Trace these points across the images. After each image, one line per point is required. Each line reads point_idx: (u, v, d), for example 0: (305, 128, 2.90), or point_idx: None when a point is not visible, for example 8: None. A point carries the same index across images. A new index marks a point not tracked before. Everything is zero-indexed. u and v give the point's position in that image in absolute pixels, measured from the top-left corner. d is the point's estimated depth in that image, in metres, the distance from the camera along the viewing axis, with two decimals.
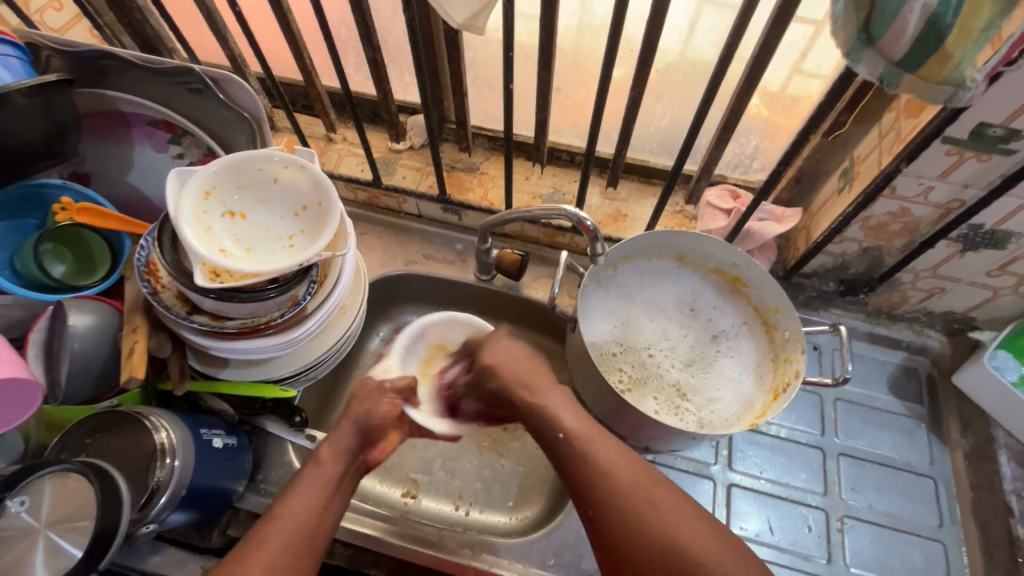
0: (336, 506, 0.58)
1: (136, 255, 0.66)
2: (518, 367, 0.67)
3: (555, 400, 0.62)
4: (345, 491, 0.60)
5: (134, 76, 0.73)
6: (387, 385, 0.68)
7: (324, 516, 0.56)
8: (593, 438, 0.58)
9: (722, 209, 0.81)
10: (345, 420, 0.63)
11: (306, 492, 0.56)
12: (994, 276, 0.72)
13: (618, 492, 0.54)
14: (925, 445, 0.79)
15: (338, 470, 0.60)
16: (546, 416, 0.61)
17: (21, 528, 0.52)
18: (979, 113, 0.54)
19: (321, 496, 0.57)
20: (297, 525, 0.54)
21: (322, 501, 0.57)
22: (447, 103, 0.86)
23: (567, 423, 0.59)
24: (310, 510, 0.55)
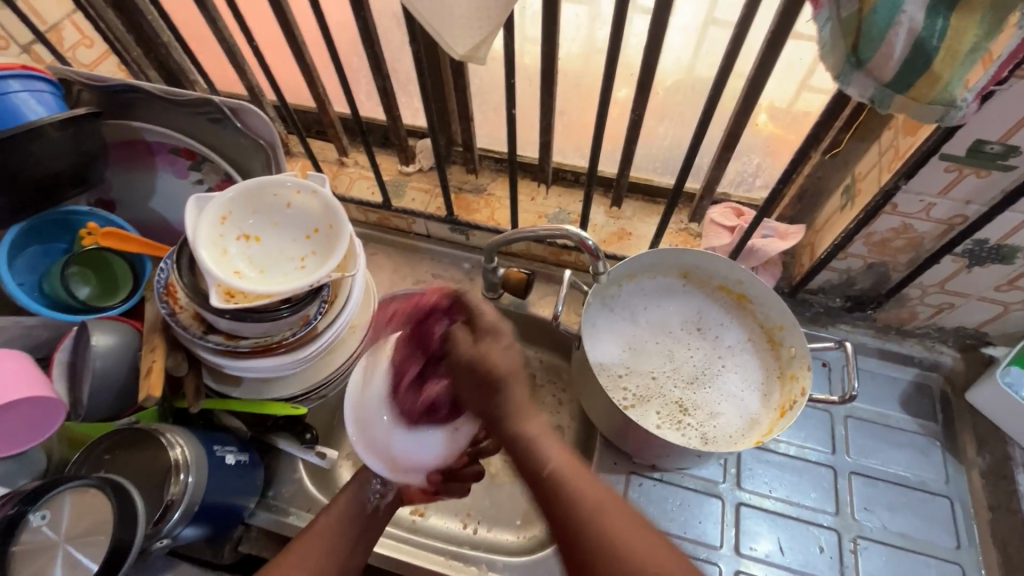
0: (366, 540, 0.63)
1: (157, 277, 0.69)
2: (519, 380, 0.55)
3: (534, 427, 0.53)
4: (376, 526, 0.64)
5: (157, 108, 0.77)
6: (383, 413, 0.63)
7: (353, 551, 0.61)
8: (577, 478, 0.50)
9: (726, 226, 0.82)
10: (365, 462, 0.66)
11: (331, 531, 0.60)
12: (1003, 291, 0.71)
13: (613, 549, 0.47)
14: (940, 464, 0.78)
15: (362, 510, 0.63)
16: (529, 445, 0.52)
17: (40, 541, 0.54)
18: (975, 131, 0.55)
19: (352, 531, 0.62)
20: (324, 549, 0.59)
21: (348, 541, 0.61)
22: (455, 128, 0.89)
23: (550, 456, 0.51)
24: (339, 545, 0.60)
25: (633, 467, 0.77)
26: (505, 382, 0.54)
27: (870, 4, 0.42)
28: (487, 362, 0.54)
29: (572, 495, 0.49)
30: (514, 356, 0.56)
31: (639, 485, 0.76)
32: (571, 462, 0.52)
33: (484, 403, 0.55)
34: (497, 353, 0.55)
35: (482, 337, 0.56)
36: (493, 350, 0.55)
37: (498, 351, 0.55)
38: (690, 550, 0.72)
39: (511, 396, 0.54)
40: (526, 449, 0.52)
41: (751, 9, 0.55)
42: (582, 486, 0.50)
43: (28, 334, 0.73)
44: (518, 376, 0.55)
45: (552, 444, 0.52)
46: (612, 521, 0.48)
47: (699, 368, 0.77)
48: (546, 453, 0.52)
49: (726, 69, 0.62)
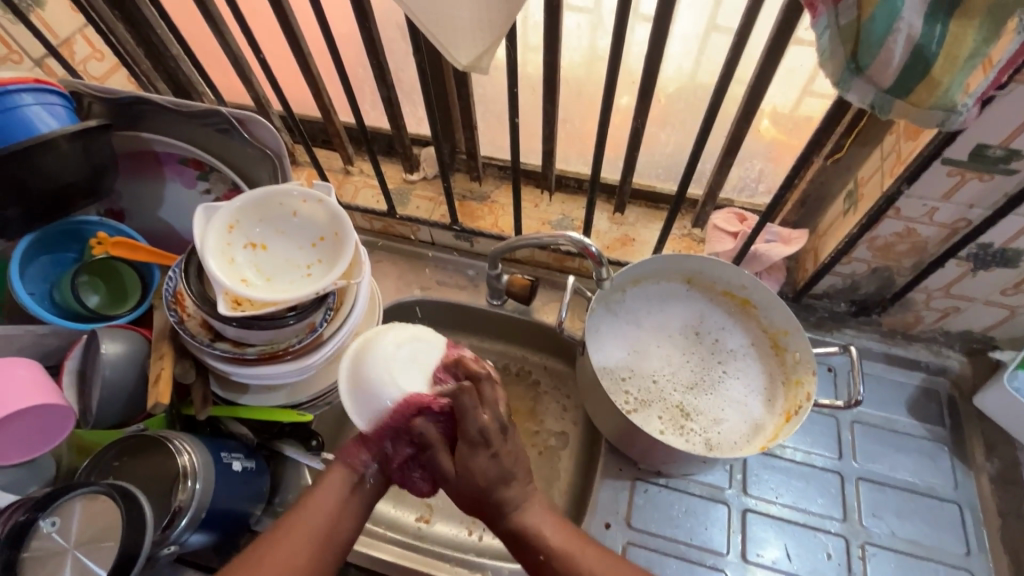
0: (360, 504, 0.60)
1: (165, 286, 0.69)
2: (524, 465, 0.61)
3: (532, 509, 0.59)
4: (367, 496, 0.60)
5: (166, 119, 0.78)
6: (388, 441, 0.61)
7: (342, 515, 0.58)
8: (571, 552, 0.57)
9: (729, 232, 0.82)
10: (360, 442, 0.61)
11: (323, 496, 0.58)
12: (1009, 295, 0.71)
13: None
14: (948, 469, 0.77)
15: (353, 478, 0.60)
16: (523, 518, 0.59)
17: (50, 547, 0.54)
18: (977, 135, 0.55)
19: (342, 493, 0.59)
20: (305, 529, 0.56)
21: (335, 509, 0.58)
22: (458, 136, 0.90)
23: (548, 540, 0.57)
24: (328, 510, 0.58)
25: (638, 473, 0.77)
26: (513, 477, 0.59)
27: (868, 12, 0.43)
28: (484, 463, 0.58)
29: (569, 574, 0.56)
30: (516, 452, 0.60)
31: (644, 491, 0.76)
32: (569, 538, 0.58)
33: (478, 504, 0.59)
34: (494, 459, 0.58)
35: (485, 440, 0.58)
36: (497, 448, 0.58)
37: (500, 447, 0.59)
38: (696, 557, 0.72)
39: (507, 493, 0.59)
40: (526, 540, 0.58)
41: (750, 17, 0.56)
42: (582, 553, 0.57)
43: (38, 343, 0.74)
44: (516, 470, 0.59)
45: (552, 526, 0.59)
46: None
47: (703, 374, 0.77)
48: (546, 536, 0.58)
49: (727, 77, 0.63)
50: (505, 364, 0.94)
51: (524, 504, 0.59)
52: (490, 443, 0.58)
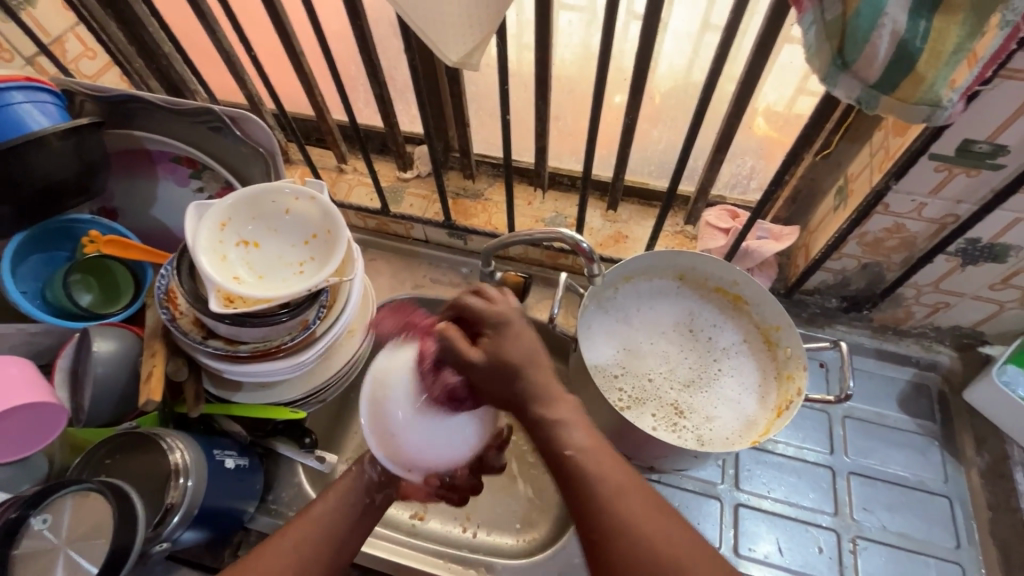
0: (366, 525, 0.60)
1: (157, 284, 0.69)
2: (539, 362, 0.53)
3: (563, 410, 0.50)
4: (375, 516, 0.61)
5: (158, 117, 0.78)
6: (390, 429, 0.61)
7: (353, 532, 0.58)
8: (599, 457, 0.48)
9: (721, 228, 0.82)
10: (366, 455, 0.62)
11: (330, 513, 0.58)
12: (997, 290, 0.71)
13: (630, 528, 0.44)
14: (939, 463, 0.78)
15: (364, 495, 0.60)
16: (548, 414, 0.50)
17: (41, 545, 0.54)
18: (962, 130, 0.55)
19: (358, 505, 0.59)
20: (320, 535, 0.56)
21: (344, 527, 0.58)
22: (451, 134, 0.90)
23: (575, 441, 0.48)
24: (336, 526, 0.57)
25: (631, 469, 0.78)
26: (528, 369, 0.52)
27: (852, 7, 0.43)
28: (507, 343, 0.53)
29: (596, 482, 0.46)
30: (534, 336, 0.54)
31: None
32: (597, 445, 0.49)
33: (503, 388, 0.52)
34: (504, 347, 0.53)
35: (503, 322, 0.54)
36: (512, 331, 0.54)
37: (518, 335, 0.54)
38: None
39: (531, 381, 0.51)
40: (552, 435, 0.49)
41: (739, 13, 0.56)
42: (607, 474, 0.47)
43: (31, 342, 0.74)
44: (537, 358, 0.53)
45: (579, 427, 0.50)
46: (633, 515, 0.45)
47: (695, 369, 0.78)
48: (571, 438, 0.49)
49: (716, 73, 0.63)
50: None
51: (548, 391, 0.51)
52: (504, 325, 0.54)
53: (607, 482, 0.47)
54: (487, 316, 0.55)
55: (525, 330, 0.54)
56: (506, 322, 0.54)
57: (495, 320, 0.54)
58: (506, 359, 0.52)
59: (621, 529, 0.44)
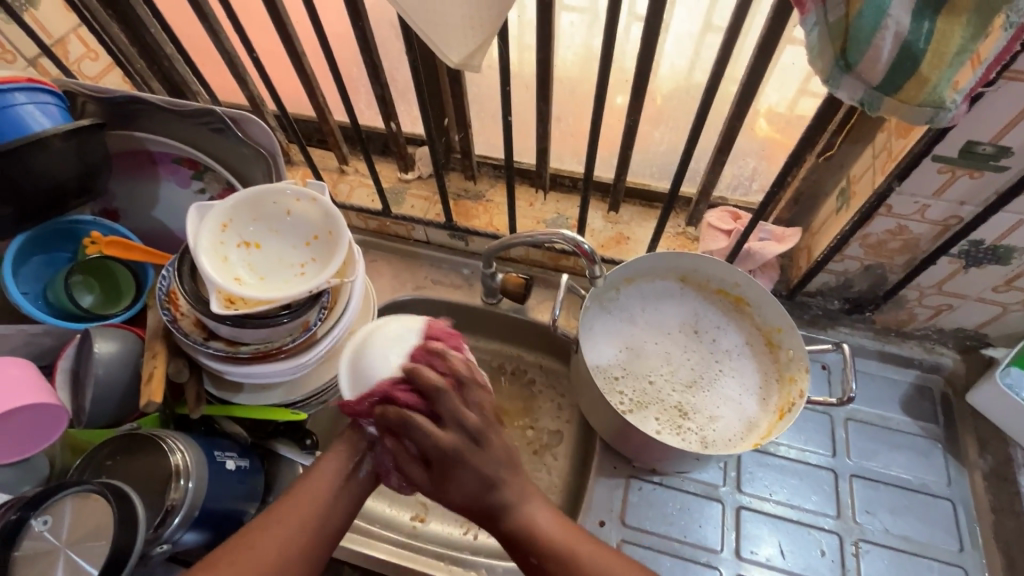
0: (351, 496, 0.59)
1: (158, 284, 0.69)
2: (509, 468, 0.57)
3: (532, 512, 0.57)
4: (360, 488, 0.60)
5: (159, 118, 0.78)
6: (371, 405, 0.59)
7: (332, 513, 0.57)
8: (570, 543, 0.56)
9: (722, 230, 0.82)
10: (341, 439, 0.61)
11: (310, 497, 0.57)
12: (1001, 292, 0.71)
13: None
14: (942, 466, 0.77)
15: (345, 466, 0.60)
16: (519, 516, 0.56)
17: (42, 546, 0.54)
18: (966, 132, 0.55)
19: (334, 486, 0.58)
20: (299, 524, 0.55)
21: (326, 505, 0.57)
22: (453, 135, 0.90)
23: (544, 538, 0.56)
24: (317, 509, 0.57)
25: (633, 471, 0.77)
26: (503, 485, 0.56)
27: (856, 9, 0.43)
28: (466, 470, 0.55)
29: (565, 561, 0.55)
30: (502, 452, 0.57)
31: (639, 489, 0.76)
32: (564, 530, 0.57)
33: (480, 500, 0.56)
34: (467, 473, 0.55)
35: (456, 452, 0.55)
36: (471, 456, 0.55)
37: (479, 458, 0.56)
38: (690, 554, 0.72)
39: (496, 496, 0.56)
40: (521, 540, 0.56)
41: (741, 15, 0.56)
42: (579, 550, 0.55)
43: (32, 342, 0.74)
44: (498, 475, 0.56)
45: (549, 520, 0.57)
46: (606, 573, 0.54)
47: (697, 371, 0.77)
48: (542, 534, 0.56)
49: (719, 75, 0.63)
50: (500, 363, 0.94)
51: (510, 493, 0.57)
52: (464, 458, 0.55)
53: (581, 553, 0.55)
54: (444, 443, 0.54)
55: (495, 445, 0.57)
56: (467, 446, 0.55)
57: (454, 450, 0.55)
58: (462, 493, 0.55)
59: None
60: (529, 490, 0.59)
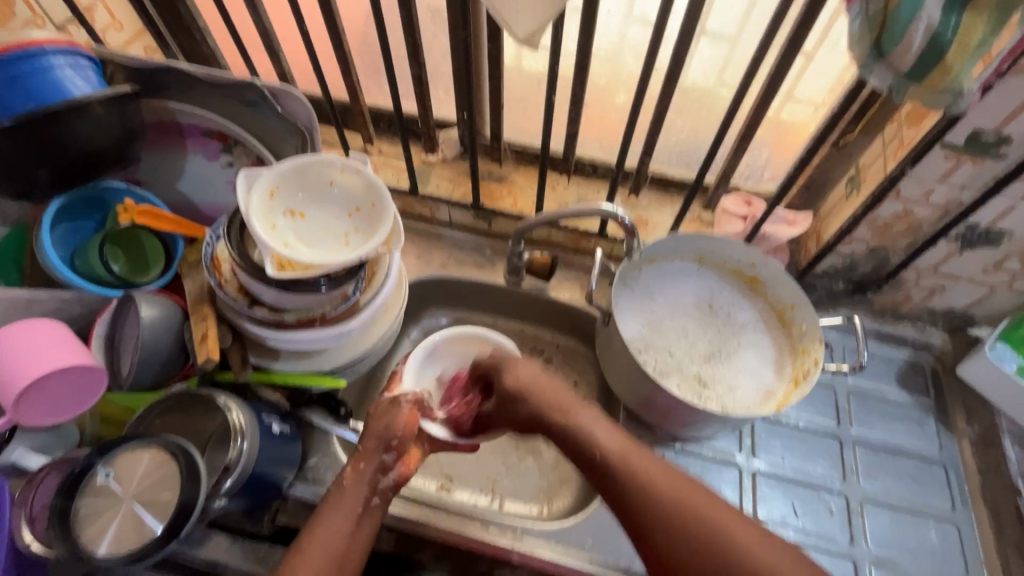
0: (367, 530, 0.63)
1: (202, 249, 0.71)
2: (539, 394, 0.68)
3: (584, 418, 0.65)
4: (375, 515, 0.64)
5: (193, 88, 0.78)
6: (401, 397, 0.70)
7: (353, 539, 0.61)
8: (631, 459, 0.61)
9: (738, 216, 0.88)
10: (369, 439, 0.66)
11: (336, 525, 0.60)
12: (990, 273, 0.78)
13: (661, 503, 0.58)
14: (933, 434, 0.84)
15: (356, 505, 0.62)
16: (584, 431, 0.64)
17: (107, 497, 0.55)
18: (975, 120, 0.61)
19: (348, 525, 0.61)
20: (325, 554, 0.58)
21: (346, 536, 0.61)
22: (484, 118, 0.93)
23: (604, 443, 0.63)
24: (335, 543, 0.59)
25: (655, 439, 0.82)
26: (562, 406, 0.66)
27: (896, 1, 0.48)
28: (517, 379, 0.69)
29: (637, 474, 0.60)
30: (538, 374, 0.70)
31: (661, 456, 0.80)
32: (625, 446, 0.62)
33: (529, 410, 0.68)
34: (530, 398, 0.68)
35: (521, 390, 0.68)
36: (538, 401, 0.67)
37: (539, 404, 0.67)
38: None
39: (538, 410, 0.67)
40: (581, 441, 0.64)
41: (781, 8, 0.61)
42: (638, 469, 0.60)
43: (60, 310, 0.73)
44: (561, 401, 0.67)
45: (606, 432, 0.64)
46: (680, 502, 0.58)
47: (717, 343, 0.82)
48: (602, 440, 0.63)
49: (752, 65, 0.68)
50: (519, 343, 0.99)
51: (570, 407, 0.66)
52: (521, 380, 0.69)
53: (650, 483, 0.59)
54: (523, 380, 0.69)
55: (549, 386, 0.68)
56: (535, 380, 0.69)
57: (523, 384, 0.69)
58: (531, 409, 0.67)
59: (655, 510, 0.58)
60: (579, 409, 0.66)
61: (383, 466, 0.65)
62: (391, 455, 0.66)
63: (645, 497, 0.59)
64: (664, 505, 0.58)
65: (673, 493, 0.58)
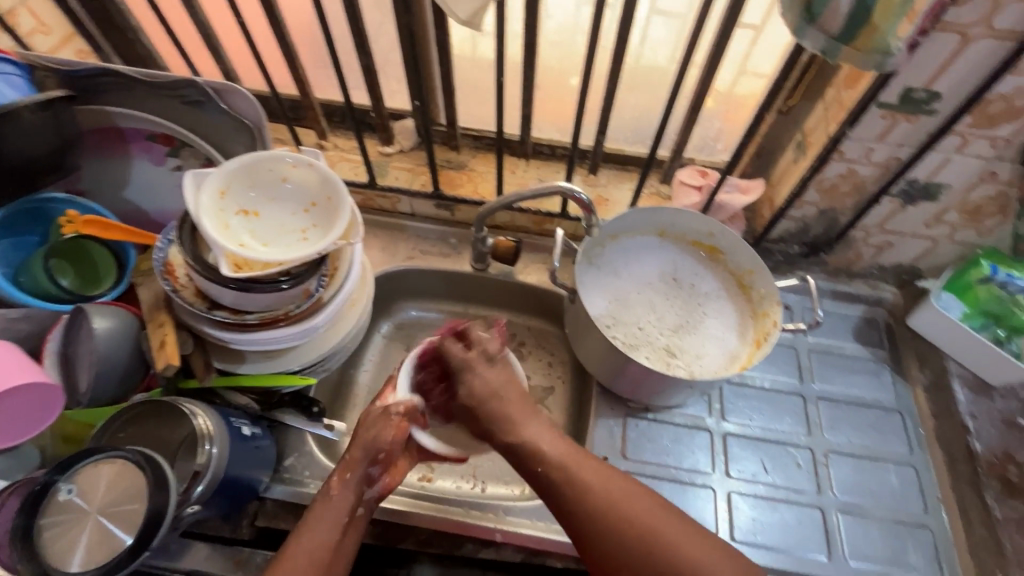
0: (352, 540, 0.63)
1: (154, 255, 0.69)
2: (490, 402, 0.69)
3: (531, 425, 0.67)
4: (358, 526, 0.64)
5: (131, 91, 0.75)
6: (393, 409, 0.68)
7: (337, 550, 0.61)
8: (569, 464, 0.64)
9: (693, 187, 0.89)
10: (355, 450, 0.66)
11: (321, 535, 0.61)
12: (932, 226, 0.82)
13: (593, 507, 0.61)
14: (889, 384, 0.88)
15: (342, 516, 0.63)
16: (527, 438, 0.66)
17: (72, 512, 0.54)
18: (906, 78, 0.64)
19: (332, 536, 0.61)
20: (308, 563, 0.59)
21: (332, 547, 0.61)
22: (437, 105, 0.92)
23: (546, 451, 0.65)
24: (319, 555, 0.60)
25: (628, 411, 0.84)
26: (510, 412, 0.68)
27: None
28: (469, 387, 0.70)
29: (575, 481, 0.63)
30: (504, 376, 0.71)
31: (635, 427, 0.82)
32: (567, 450, 0.65)
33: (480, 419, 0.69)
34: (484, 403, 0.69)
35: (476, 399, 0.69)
36: (487, 410, 0.69)
37: (489, 412, 0.69)
38: (687, 479, 0.79)
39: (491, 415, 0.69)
40: (525, 449, 0.66)
41: None
42: (576, 474, 0.63)
43: (7, 329, 0.70)
44: (513, 413, 0.68)
45: (549, 439, 0.66)
46: (607, 505, 0.61)
47: (682, 314, 0.84)
48: (544, 446, 0.66)
49: (694, 37, 0.69)
50: (490, 329, 1.00)
51: (516, 416, 0.68)
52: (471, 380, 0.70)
53: (581, 486, 0.63)
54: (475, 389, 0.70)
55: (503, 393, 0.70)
56: (487, 389, 0.70)
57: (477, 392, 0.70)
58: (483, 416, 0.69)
59: (584, 510, 0.61)
60: (527, 415, 0.68)
61: (369, 477, 0.66)
62: (377, 467, 0.66)
63: (577, 502, 0.62)
64: (594, 507, 0.61)
65: (607, 495, 0.62)
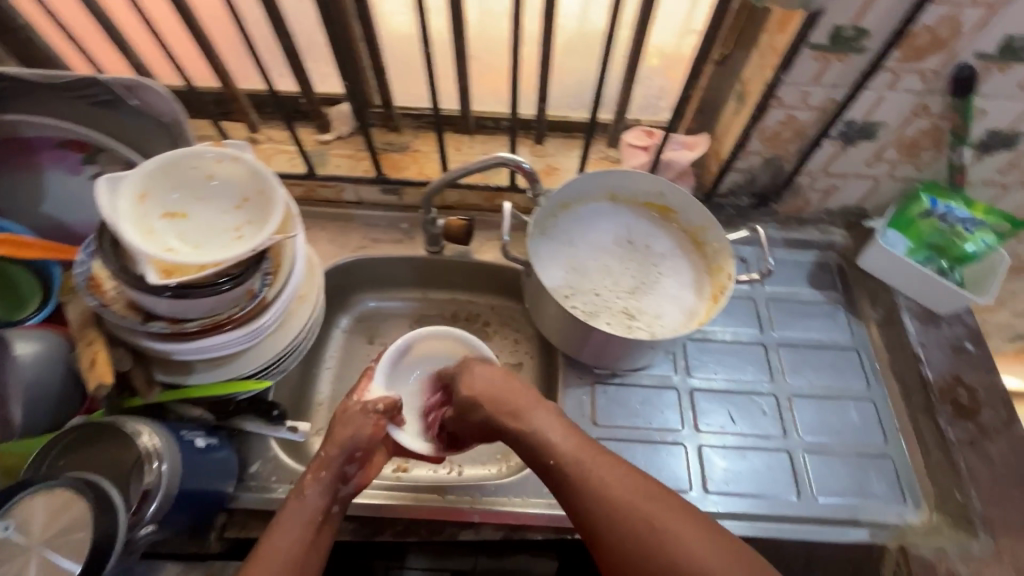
0: (326, 540, 0.61)
1: (76, 270, 0.64)
2: (490, 396, 0.68)
3: (538, 419, 0.66)
4: (334, 526, 0.63)
5: (29, 93, 0.69)
6: (371, 406, 0.67)
7: (310, 550, 0.59)
8: (581, 458, 0.62)
9: (640, 147, 0.88)
10: (331, 445, 0.64)
11: (292, 533, 0.59)
12: (872, 166, 0.83)
13: (605, 504, 0.59)
14: (845, 324, 0.90)
15: (314, 516, 0.61)
16: (535, 431, 0.65)
17: (11, 549, 0.50)
18: (833, 16, 0.64)
19: (304, 535, 0.59)
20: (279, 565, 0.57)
21: (304, 548, 0.59)
22: (371, 86, 0.88)
23: (557, 448, 0.63)
24: (291, 555, 0.58)
25: (596, 378, 0.84)
26: (518, 406, 0.67)
27: None
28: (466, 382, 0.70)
29: (588, 474, 0.61)
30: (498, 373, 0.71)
31: (604, 393, 0.82)
32: (579, 446, 0.63)
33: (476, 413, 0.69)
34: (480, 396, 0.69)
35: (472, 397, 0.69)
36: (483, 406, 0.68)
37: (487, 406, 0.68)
38: (658, 437, 0.80)
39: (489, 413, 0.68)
40: (532, 440, 0.65)
41: None
42: (588, 472, 0.61)
43: None
44: (518, 405, 0.67)
45: (561, 435, 0.64)
46: (619, 502, 0.59)
47: (640, 276, 0.84)
48: (554, 440, 0.64)
49: None
50: (452, 312, 0.98)
51: (524, 409, 0.67)
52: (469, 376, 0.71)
53: (594, 481, 0.60)
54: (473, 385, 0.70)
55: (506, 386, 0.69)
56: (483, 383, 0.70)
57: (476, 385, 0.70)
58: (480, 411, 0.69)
59: (597, 510, 0.59)
60: (536, 407, 0.67)
61: (344, 474, 0.64)
62: (354, 465, 0.65)
63: (590, 498, 0.60)
64: (605, 500, 0.59)
65: (621, 492, 0.59)
